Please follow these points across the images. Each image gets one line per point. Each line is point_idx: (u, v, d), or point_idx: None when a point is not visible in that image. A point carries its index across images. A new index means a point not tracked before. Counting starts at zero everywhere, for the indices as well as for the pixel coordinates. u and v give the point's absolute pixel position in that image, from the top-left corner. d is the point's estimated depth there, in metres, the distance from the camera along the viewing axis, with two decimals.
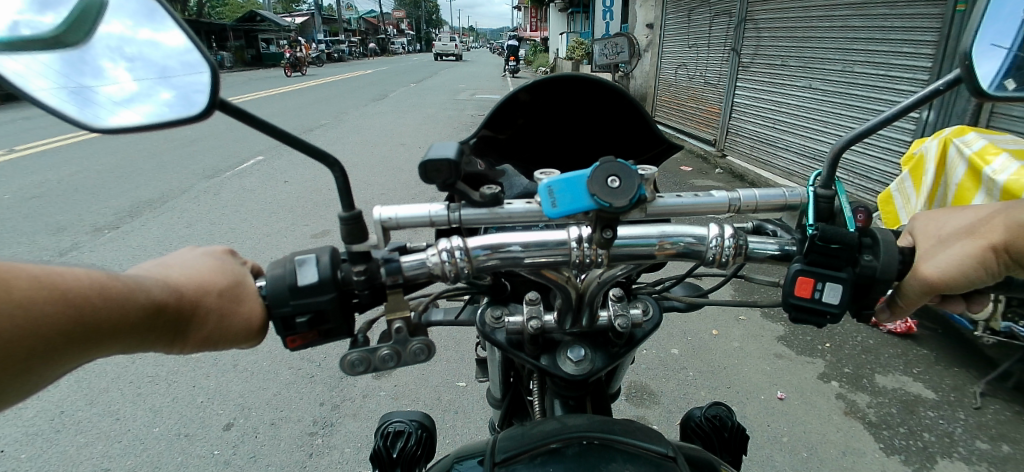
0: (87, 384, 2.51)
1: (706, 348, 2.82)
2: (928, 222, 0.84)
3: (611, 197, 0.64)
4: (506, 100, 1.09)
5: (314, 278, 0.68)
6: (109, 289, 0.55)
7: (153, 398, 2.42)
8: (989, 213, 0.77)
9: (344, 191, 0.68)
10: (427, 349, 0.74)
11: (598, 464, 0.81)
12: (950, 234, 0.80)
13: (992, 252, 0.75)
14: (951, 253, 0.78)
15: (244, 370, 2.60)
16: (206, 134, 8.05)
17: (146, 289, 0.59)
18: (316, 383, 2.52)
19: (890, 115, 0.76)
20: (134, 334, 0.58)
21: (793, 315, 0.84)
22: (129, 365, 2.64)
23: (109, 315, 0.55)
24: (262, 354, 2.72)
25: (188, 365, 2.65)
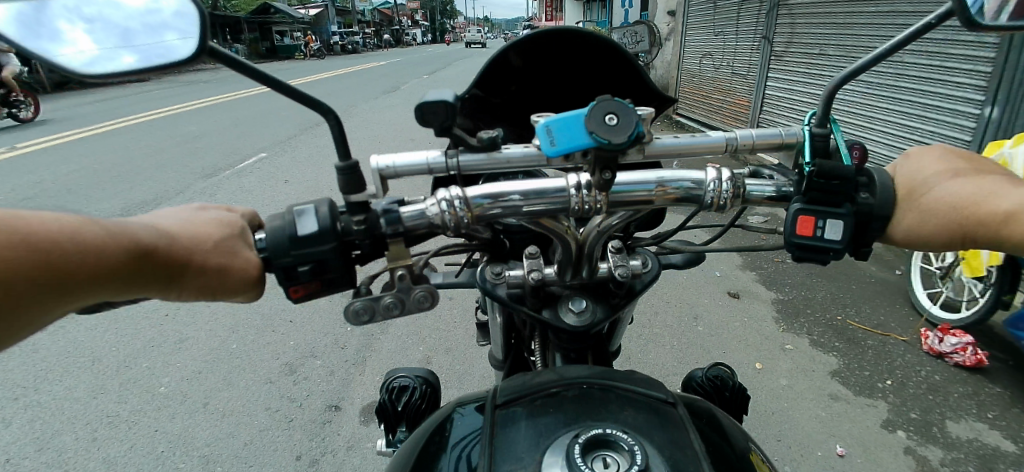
0: (110, 387, 2.65)
1: (709, 338, 2.89)
2: (918, 173, 0.80)
3: (609, 133, 0.65)
4: (496, 59, 1.10)
5: (314, 228, 0.70)
6: (90, 237, 0.57)
7: (174, 401, 2.54)
8: (980, 190, 0.72)
9: (339, 141, 0.71)
10: (431, 297, 0.76)
11: (599, 405, 0.83)
12: (929, 199, 0.77)
13: (963, 237, 0.73)
14: (921, 218, 0.78)
15: (265, 375, 2.72)
16: (209, 129, 8.07)
17: (133, 235, 0.61)
18: (335, 387, 2.64)
19: (882, 52, 0.76)
20: (125, 280, 0.60)
21: (796, 255, 0.84)
22: (151, 367, 2.78)
23: (95, 261, 0.57)
24: (279, 358, 2.84)
25: (207, 367, 2.77)
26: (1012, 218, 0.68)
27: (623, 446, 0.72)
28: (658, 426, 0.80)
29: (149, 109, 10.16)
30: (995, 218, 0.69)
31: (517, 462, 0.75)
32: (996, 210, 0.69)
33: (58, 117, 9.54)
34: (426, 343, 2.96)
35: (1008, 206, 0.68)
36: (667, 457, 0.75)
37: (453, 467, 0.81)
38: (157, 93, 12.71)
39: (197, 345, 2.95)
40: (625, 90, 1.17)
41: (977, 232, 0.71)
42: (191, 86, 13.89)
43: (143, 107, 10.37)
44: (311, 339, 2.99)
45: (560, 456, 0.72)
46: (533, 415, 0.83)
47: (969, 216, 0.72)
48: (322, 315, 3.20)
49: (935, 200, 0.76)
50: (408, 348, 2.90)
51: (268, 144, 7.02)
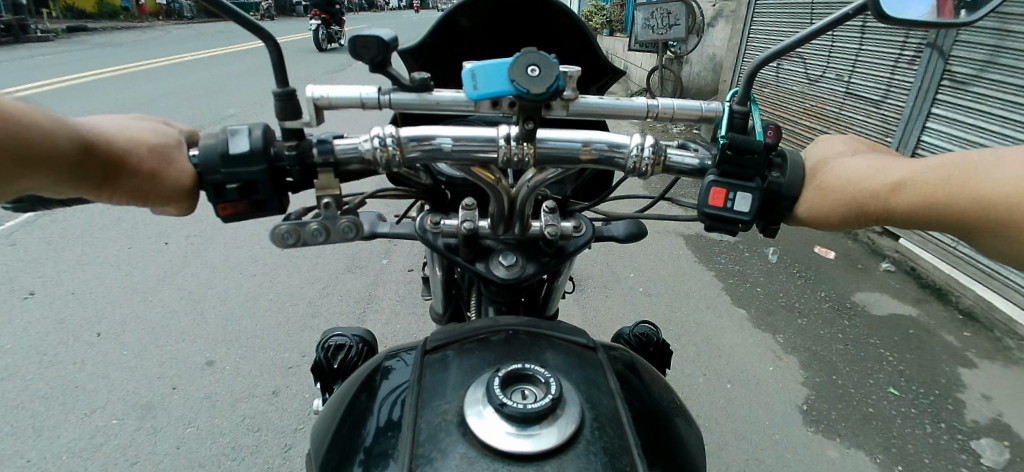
0: (53, 327, 2.61)
1: (657, 309, 3.00)
2: (820, 155, 0.87)
3: (530, 84, 0.68)
4: (447, 19, 1.13)
5: (245, 148, 0.72)
6: (34, 117, 0.58)
7: (117, 346, 2.51)
8: (870, 167, 0.79)
9: (276, 66, 0.72)
10: (356, 227, 0.79)
11: (526, 349, 0.88)
12: (828, 179, 0.83)
13: (859, 215, 0.79)
14: (820, 198, 0.84)
15: (213, 323, 2.68)
16: (185, 79, 7.64)
17: (71, 125, 0.62)
18: (283, 337, 2.62)
19: (800, 38, 0.81)
20: (63, 168, 0.61)
21: (708, 225, 0.90)
22: (100, 308, 2.74)
23: (39, 141, 0.58)
24: (231, 308, 2.80)
25: (155, 312, 2.74)
26: (898, 187, 0.74)
27: (540, 380, 0.76)
28: (577, 367, 0.86)
29: (126, 53, 9.82)
30: (883, 194, 0.76)
31: (443, 400, 0.79)
32: (885, 182, 0.76)
33: (28, 57, 9.18)
34: (385, 301, 2.96)
35: (893, 179, 0.75)
36: (582, 390, 0.81)
37: (384, 412, 0.84)
38: (139, 41, 12.28)
39: (147, 290, 2.90)
40: (575, 59, 1.20)
41: (869, 208, 0.78)
42: (177, 37, 13.44)
43: (121, 53, 10.02)
44: (268, 290, 2.96)
45: (481, 390, 0.77)
46: (460, 357, 0.87)
47: (860, 192, 0.78)
48: (281, 267, 3.18)
49: (834, 178, 0.82)
50: (368, 306, 2.90)
51: (242, 94, 6.78)
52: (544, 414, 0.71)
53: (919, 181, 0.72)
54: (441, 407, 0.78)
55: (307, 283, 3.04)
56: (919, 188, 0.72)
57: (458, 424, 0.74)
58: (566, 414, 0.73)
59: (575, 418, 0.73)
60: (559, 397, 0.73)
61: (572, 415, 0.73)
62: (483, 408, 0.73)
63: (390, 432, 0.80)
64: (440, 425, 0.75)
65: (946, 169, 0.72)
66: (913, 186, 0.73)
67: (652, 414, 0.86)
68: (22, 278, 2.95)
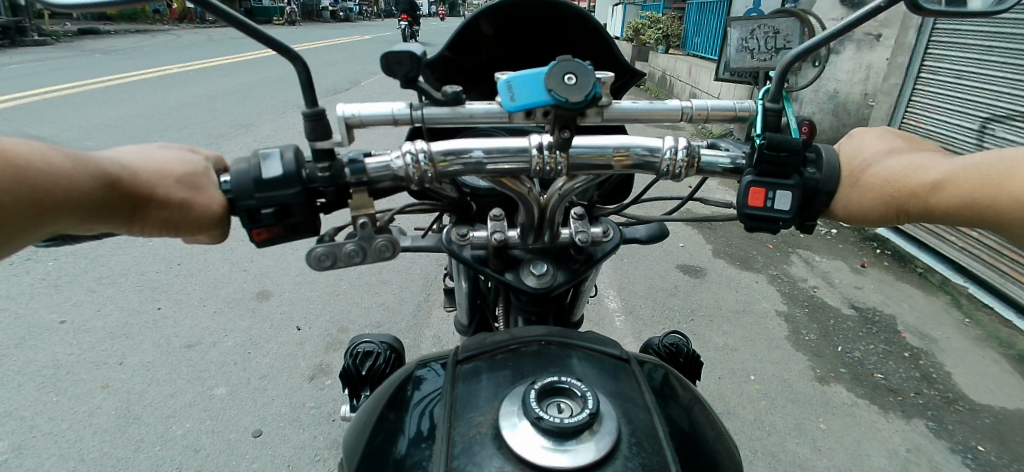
0: (74, 341, 2.64)
1: (672, 309, 3.04)
2: (857, 151, 0.86)
3: (567, 92, 0.66)
4: (468, 26, 1.11)
5: (278, 172, 0.70)
6: (51, 160, 0.56)
7: (138, 361, 2.54)
8: (908, 164, 0.77)
9: (305, 86, 0.71)
10: (392, 246, 0.77)
11: (559, 360, 0.87)
12: (865, 175, 0.82)
13: (896, 210, 0.78)
14: (858, 194, 0.83)
15: (232, 340, 2.71)
16: (203, 86, 7.71)
17: (92, 162, 0.60)
18: (303, 351, 2.65)
19: (835, 30, 0.78)
20: (87, 208, 0.59)
21: (748, 225, 0.88)
22: (119, 324, 2.77)
23: (58, 185, 0.56)
24: (249, 325, 2.83)
25: (175, 328, 2.77)
26: (938, 187, 0.72)
27: (576, 394, 0.74)
28: (613, 380, 0.84)
29: (132, 60, 9.85)
30: (919, 189, 0.74)
31: (476, 411, 0.78)
32: (925, 180, 0.74)
33: (35, 61, 9.22)
34: (402, 311, 2.96)
35: (932, 176, 0.73)
36: (619, 405, 0.79)
37: (414, 422, 0.83)
38: (146, 45, 12.27)
39: (165, 307, 2.93)
40: (598, 64, 1.19)
41: (906, 203, 0.76)
42: (181, 42, 13.42)
43: (126, 59, 10.03)
44: (286, 307, 2.99)
45: (516, 403, 0.75)
46: (492, 369, 0.85)
47: (898, 189, 0.77)
48: (299, 283, 3.20)
49: (872, 175, 0.81)
50: (385, 319, 2.89)
51: (250, 103, 6.79)
52: (582, 429, 0.69)
53: (958, 177, 0.71)
54: (475, 419, 0.76)
55: (325, 298, 3.07)
56: (959, 187, 0.70)
57: (492, 436, 0.73)
58: (603, 429, 0.71)
59: (612, 433, 0.71)
60: (597, 412, 0.71)
61: (609, 430, 0.71)
62: (518, 420, 0.72)
63: (422, 443, 0.78)
64: (474, 437, 0.73)
65: (986, 165, 0.69)
66: (953, 185, 0.71)
67: (686, 428, 0.84)
68: (42, 292, 2.99)
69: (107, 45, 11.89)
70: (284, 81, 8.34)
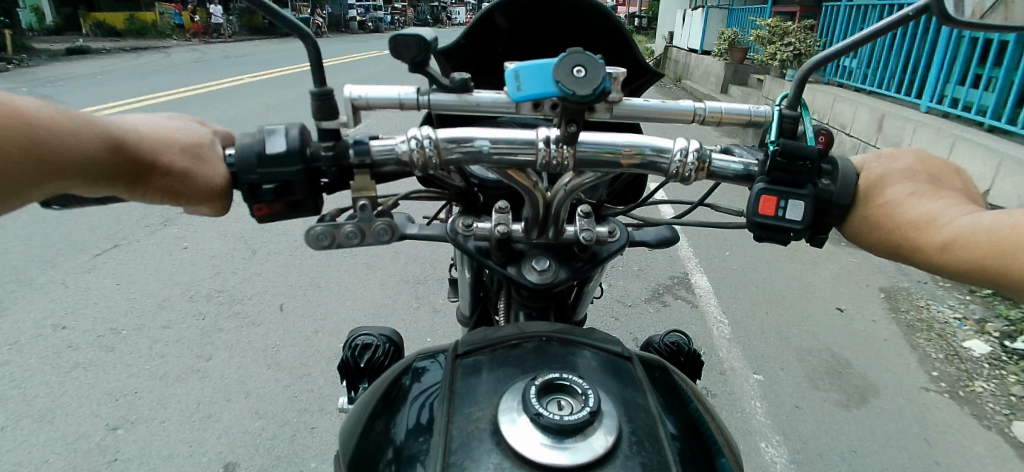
0: (98, 321, 2.73)
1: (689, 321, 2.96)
2: (872, 176, 0.82)
3: (575, 85, 0.65)
4: (483, 19, 1.11)
5: (281, 148, 0.71)
6: (56, 122, 0.56)
7: (157, 340, 2.60)
8: (918, 214, 0.75)
9: (314, 65, 0.71)
10: (391, 230, 0.78)
11: (563, 356, 0.85)
12: (877, 212, 0.80)
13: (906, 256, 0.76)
14: (870, 231, 0.80)
15: (247, 323, 2.75)
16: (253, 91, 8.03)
17: (98, 127, 0.61)
18: (312, 336, 2.66)
19: (858, 39, 0.76)
20: (93, 172, 0.60)
21: (758, 234, 0.86)
22: (141, 306, 2.85)
23: (65, 147, 0.57)
24: (264, 308, 2.87)
25: (193, 310, 2.83)
26: (946, 248, 0.70)
27: (578, 391, 0.72)
28: (614, 379, 0.83)
29: (181, 72, 10.30)
30: (928, 245, 0.72)
31: (475, 405, 0.76)
32: (935, 239, 0.72)
33: (92, 76, 9.77)
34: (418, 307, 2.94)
35: (943, 235, 0.71)
36: (621, 405, 0.77)
37: (412, 415, 0.82)
38: (195, 61, 12.78)
39: (186, 290, 3.01)
40: (615, 65, 1.18)
41: (915, 254, 0.74)
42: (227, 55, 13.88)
43: (174, 72, 10.46)
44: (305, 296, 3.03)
45: (516, 397, 0.73)
46: (492, 365, 0.84)
47: (909, 238, 0.75)
48: (315, 270, 3.23)
49: (883, 216, 0.79)
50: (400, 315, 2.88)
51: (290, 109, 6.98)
52: (582, 427, 0.67)
53: (969, 241, 0.68)
54: (472, 413, 0.75)
55: (339, 286, 3.08)
56: (971, 250, 0.68)
57: (491, 431, 0.71)
58: (605, 428, 0.69)
59: (613, 430, 0.69)
60: (597, 411, 0.69)
61: (610, 427, 0.69)
62: (517, 415, 0.70)
63: (420, 435, 0.77)
64: (473, 432, 0.72)
65: (1005, 232, 0.65)
66: (963, 248, 0.68)
67: (695, 434, 0.83)
68: (74, 273, 3.12)
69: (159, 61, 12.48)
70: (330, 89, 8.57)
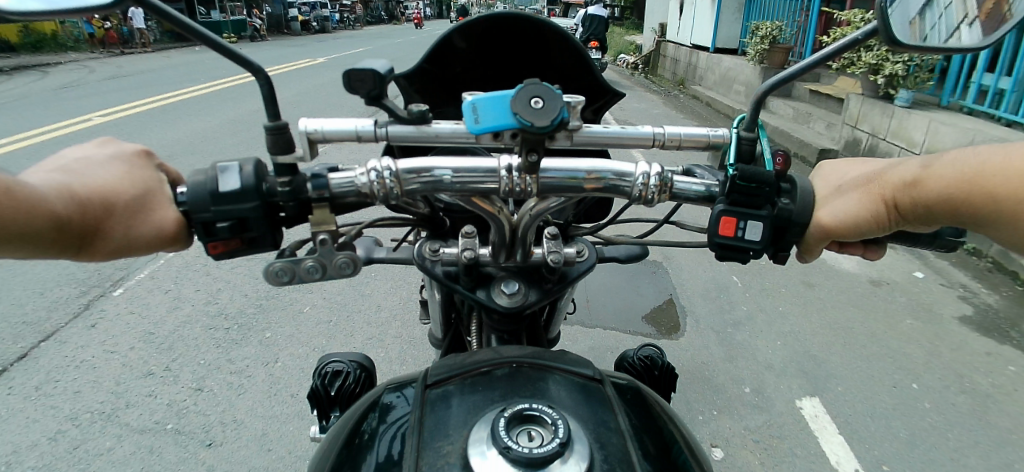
0: (60, 356, 2.63)
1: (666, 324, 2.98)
2: (830, 174, 0.87)
3: (533, 116, 0.65)
4: (441, 42, 1.11)
5: (236, 185, 0.69)
6: (1, 199, 0.53)
7: (123, 374, 2.52)
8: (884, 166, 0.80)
9: (268, 99, 0.69)
10: (353, 263, 0.76)
11: (533, 382, 0.85)
12: (847, 185, 0.83)
13: (883, 206, 0.78)
14: (843, 200, 0.82)
15: (218, 352, 2.67)
16: (235, 103, 7.93)
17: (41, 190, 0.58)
18: (292, 358, 2.64)
19: (810, 63, 0.78)
20: (35, 239, 0.57)
21: (719, 254, 0.87)
22: (106, 334, 2.76)
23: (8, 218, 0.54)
24: (236, 336, 2.80)
25: (161, 341, 2.75)
26: (916, 182, 0.74)
27: (546, 420, 0.71)
28: (586, 404, 0.82)
29: (146, 84, 9.99)
30: (903, 183, 0.75)
31: (444, 439, 0.75)
32: (906, 175, 0.75)
33: (50, 88, 9.39)
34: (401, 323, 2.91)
35: (913, 170, 0.75)
36: (591, 431, 0.76)
37: (382, 447, 0.80)
38: (159, 68, 12.37)
39: (153, 319, 2.92)
40: (576, 86, 1.19)
41: (892, 197, 0.76)
42: (194, 62, 13.46)
43: (137, 81, 10.13)
44: (284, 313, 2.98)
45: (486, 428, 0.72)
46: (463, 394, 0.83)
47: (881, 185, 0.78)
48: (289, 295, 3.17)
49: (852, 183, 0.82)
50: (380, 332, 2.84)
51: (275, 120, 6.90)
52: (551, 458, 0.65)
53: (939, 170, 0.73)
54: (441, 448, 0.73)
55: (313, 310, 3.02)
56: (943, 176, 0.72)
57: (461, 466, 0.69)
58: (576, 456, 0.68)
59: (584, 458, 0.68)
60: (567, 441, 0.68)
61: (581, 456, 0.69)
62: (487, 448, 0.69)
63: (389, 469, 0.75)
64: (442, 468, 0.70)
65: (962, 162, 0.72)
66: (935, 176, 0.73)
67: (669, 455, 0.82)
68: (33, 305, 3.00)
69: (119, 68, 12.02)
70: (313, 98, 8.49)
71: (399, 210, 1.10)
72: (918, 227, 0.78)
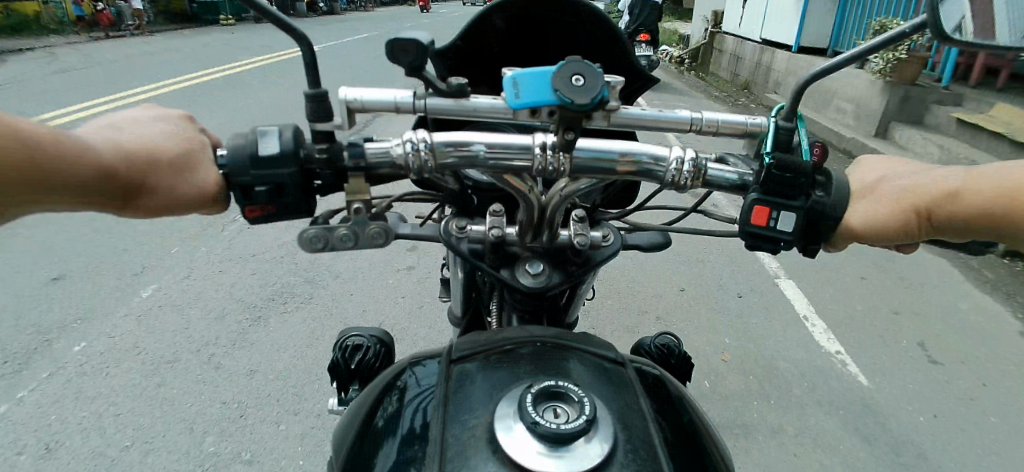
0: (77, 324, 2.67)
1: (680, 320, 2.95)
2: (866, 174, 0.85)
3: (574, 93, 0.64)
4: (480, 19, 1.10)
5: (275, 150, 0.70)
6: (51, 145, 0.55)
7: (139, 343, 2.55)
8: (922, 175, 0.77)
9: (309, 66, 0.70)
10: (385, 234, 0.77)
11: (555, 361, 0.85)
12: (881, 189, 0.80)
13: (916, 217, 0.75)
14: (876, 205, 0.80)
15: (232, 325, 2.69)
16: (268, 80, 8.04)
17: (87, 144, 0.59)
18: (313, 328, 2.69)
19: (856, 52, 0.76)
20: (86, 193, 0.59)
21: (748, 243, 0.87)
22: (138, 298, 2.87)
23: (57, 168, 0.55)
24: (250, 310, 2.82)
25: (178, 313, 2.78)
26: (956, 196, 0.72)
27: (573, 399, 0.72)
28: (608, 385, 0.83)
29: (162, 61, 9.98)
30: (940, 196, 0.73)
31: (470, 413, 0.76)
32: (943, 188, 0.73)
33: (68, 64, 9.41)
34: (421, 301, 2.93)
35: (952, 183, 0.72)
36: (614, 410, 0.77)
37: (408, 418, 0.82)
38: (175, 45, 12.31)
39: (169, 291, 2.95)
40: (612, 70, 1.17)
41: (926, 209, 0.74)
42: (211, 40, 13.41)
43: (154, 59, 10.13)
44: (307, 286, 3.04)
45: (512, 404, 0.73)
46: (487, 370, 0.84)
47: (917, 195, 0.75)
48: (302, 273, 3.17)
49: (886, 188, 0.79)
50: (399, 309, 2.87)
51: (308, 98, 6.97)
52: (578, 436, 0.66)
53: (979, 185, 0.70)
54: (467, 421, 0.74)
55: (326, 287, 3.03)
56: (982, 192, 0.70)
57: (486, 441, 0.70)
58: (600, 436, 0.69)
59: (610, 438, 0.69)
60: (593, 419, 0.68)
61: (606, 436, 0.69)
62: (513, 423, 0.70)
63: (414, 440, 0.76)
64: (468, 441, 0.71)
65: (1007, 177, 0.69)
66: (973, 192, 0.70)
67: (689, 441, 0.82)
68: (51, 276, 3.04)
69: (136, 44, 12.01)
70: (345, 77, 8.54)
71: (428, 186, 1.10)
72: (951, 238, 0.76)
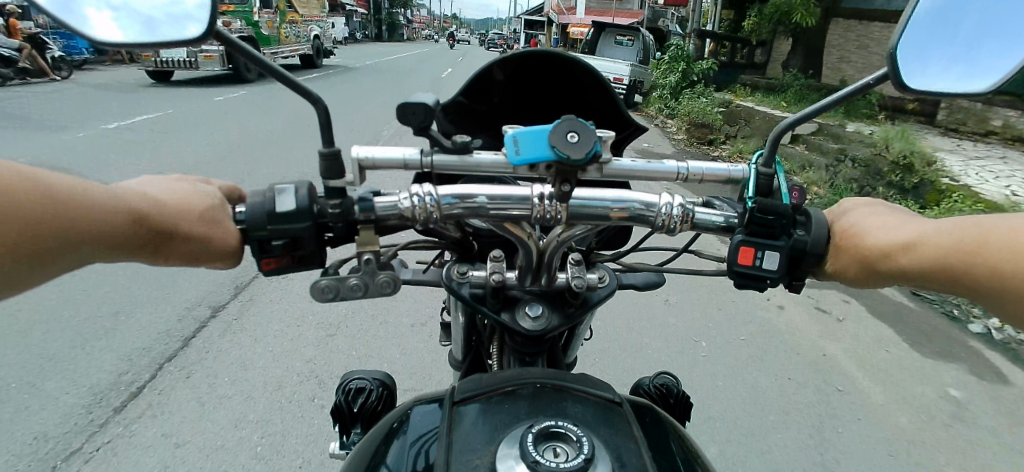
0: (74, 367, 2.64)
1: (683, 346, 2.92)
2: (843, 217, 0.89)
3: (569, 149, 0.70)
4: (481, 74, 1.18)
5: (291, 206, 0.75)
6: (85, 194, 0.61)
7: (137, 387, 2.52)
8: (885, 227, 0.80)
9: (326, 128, 0.76)
10: (393, 282, 0.81)
11: (553, 402, 0.88)
12: (850, 235, 0.84)
13: (872, 266, 0.80)
14: (844, 253, 0.85)
15: (231, 367, 2.70)
16: (276, 127, 8.16)
17: (121, 200, 0.65)
18: (313, 370, 2.69)
19: (826, 104, 0.83)
20: (118, 239, 0.63)
21: (737, 282, 0.91)
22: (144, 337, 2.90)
23: (91, 220, 0.61)
24: (249, 357, 2.79)
25: (178, 353, 2.80)
26: (910, 247, 0.75)
27: (571, 438, 0.74)
28: (605, 424, 0.85)
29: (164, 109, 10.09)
30: (893, 249, 0.77)
31: (471, 454, 0.77)
32: (898, 241, 0.76)
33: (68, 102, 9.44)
34: (423, 345, 2.92)
35: (907, 238, 0.76)
36: (611, 449, 0.79)
37: (410, 462, 0.83)
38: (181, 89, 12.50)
39: (167, 334, 2.95)
40: (603, 120, 1.25)
41: (880, 261, 0.78)
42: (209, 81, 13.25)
43: (155, 103, 10.18)
44: (311, 329, 3.05)
45: (513, 445, 0.75)
46: (489, 410, 0.86)
47: (876, 248, 0.79)
48: (305, 319, 3.16)
49: (852, 237, 0.84)
50: (400, 352, 2.86)
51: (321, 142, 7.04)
52: None
53: (930, 240, 0.73)
54: (472, 461, 0.76)
55: (328, 331, 3.03)
56: (929, 247, 0.72)
57: None
58: None
59: None
60: (592, 458, 0.71)
61: None
62: (515, 463, 0.72)
63: None
64: None
65: (958, 229, 0.71)
66: (924, 246, 0.73)
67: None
68: (61, 315, 3.09)
69: (131, 87, 11.92)
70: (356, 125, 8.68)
71: (431, 233, 1.15)
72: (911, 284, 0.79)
